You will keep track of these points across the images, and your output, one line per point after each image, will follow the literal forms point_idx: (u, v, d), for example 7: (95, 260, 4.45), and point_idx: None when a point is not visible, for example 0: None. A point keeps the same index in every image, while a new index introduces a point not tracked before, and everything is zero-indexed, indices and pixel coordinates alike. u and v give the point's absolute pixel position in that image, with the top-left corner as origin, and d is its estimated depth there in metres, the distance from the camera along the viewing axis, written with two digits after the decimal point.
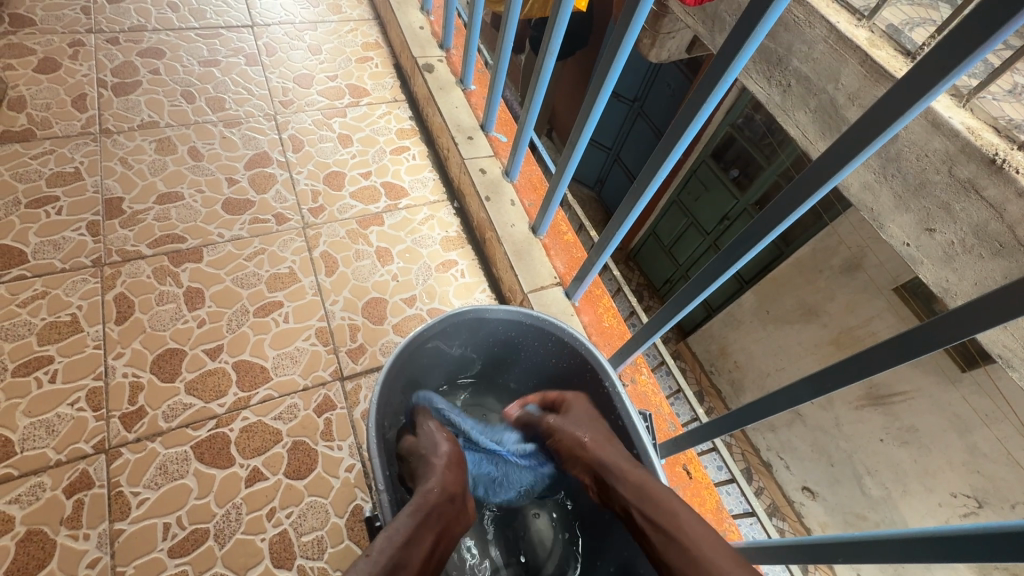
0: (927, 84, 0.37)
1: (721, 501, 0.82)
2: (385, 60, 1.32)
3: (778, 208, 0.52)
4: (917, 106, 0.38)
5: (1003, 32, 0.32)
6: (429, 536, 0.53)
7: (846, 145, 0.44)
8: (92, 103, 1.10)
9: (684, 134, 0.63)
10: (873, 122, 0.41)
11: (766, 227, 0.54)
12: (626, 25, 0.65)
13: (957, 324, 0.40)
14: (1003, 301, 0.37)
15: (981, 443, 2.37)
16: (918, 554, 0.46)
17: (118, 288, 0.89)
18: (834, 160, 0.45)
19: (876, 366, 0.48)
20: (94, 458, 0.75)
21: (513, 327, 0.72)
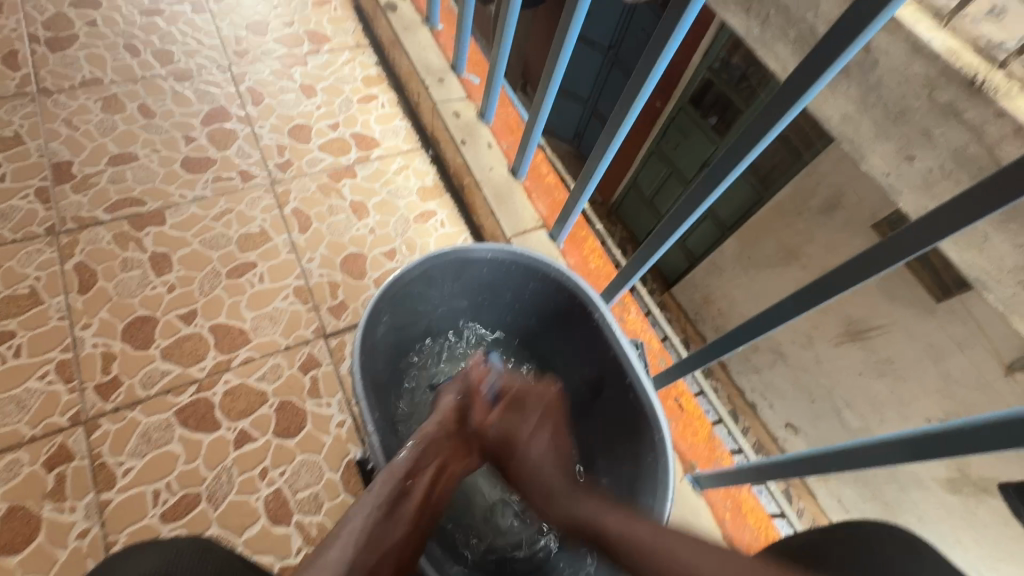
0: None
1: (713, 431, 0.83)
2: (344, 2, 1.23)
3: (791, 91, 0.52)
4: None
5: None
6: (427, 474, 0.58)
7: (859, 15, 0.44)
8: (26, 60, 1.01)
9: (663, 55, 0.62)
10: (872, 7, 0.43)
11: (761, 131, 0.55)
12: None
13: (977, 201, 0.41)
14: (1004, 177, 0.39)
15: (954, 370, 2.47)
16: (911, 454, 0.49)
17: (78, 257, 0.84)
18: (854, 27, 0.45)
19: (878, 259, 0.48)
20: (72, 431, 0.72)
21: (495, 267, 0.70)
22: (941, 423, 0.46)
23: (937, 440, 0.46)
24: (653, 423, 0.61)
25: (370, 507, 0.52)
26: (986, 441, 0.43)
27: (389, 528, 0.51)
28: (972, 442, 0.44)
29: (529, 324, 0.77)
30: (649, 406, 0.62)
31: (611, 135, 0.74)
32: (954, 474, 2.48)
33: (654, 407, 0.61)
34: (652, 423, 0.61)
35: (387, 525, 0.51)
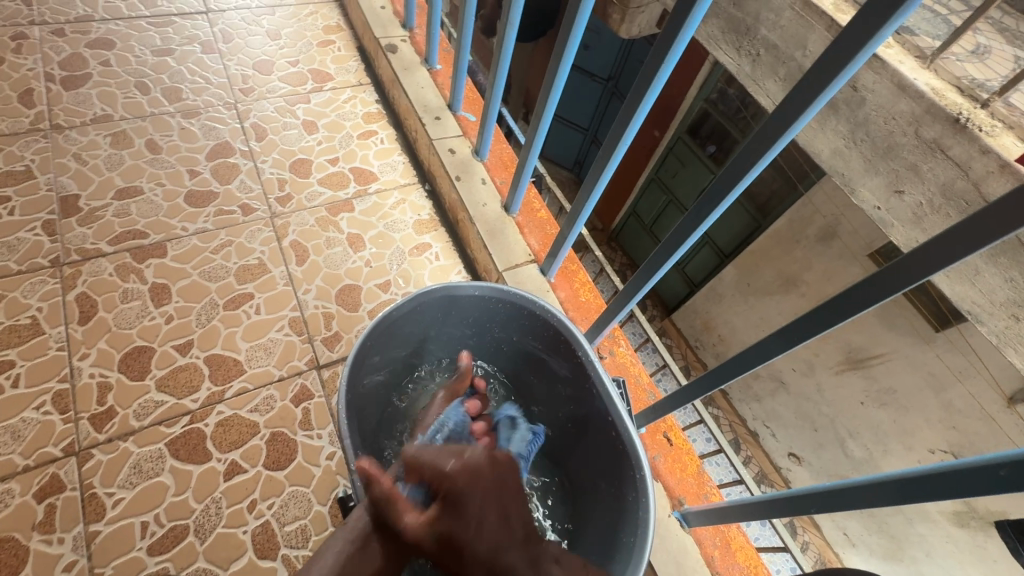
0: (876, 24, 0.39)
1: (702, 466, 0.83)
2: (348, 43, 1.28)
3: (761, 140, 0.52)
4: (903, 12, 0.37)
5: None
6: (412, 520, 0.54)
7: (816, 76, 0.45)
8: (40, 97, 1.05)
9: (644, 100, 0.65)
10: (826, 70, 0.44)
11: (733, 180, 0.57)
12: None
13: (931, 257, 0.40)
14: (946, 240, 0.39)
15: (956, 400, 2.45)
16: (902, 497, 0.46)
17: (80, 288, 0.86)
18: (810, 91, 0.46)
19: (846, 308, 0.48)
20: (65, 461, 0.73)
21: (483, 303, 0.72)
22: (910, 468, 0.45)
23: (915, 484, 0.45)
24: (634, 462, 0.61)
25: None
26: (951, 489, 0.42)
27: None
28: (958, 489, 0.42)
29: (517, 358, 0.79)
30: (632, 444, 0.62)
31: (599, 171, 0.76)
32: (960, 507, 2.43)
33: (636, 446, 0.62)
34: (634, 462, 0.61)
35: None
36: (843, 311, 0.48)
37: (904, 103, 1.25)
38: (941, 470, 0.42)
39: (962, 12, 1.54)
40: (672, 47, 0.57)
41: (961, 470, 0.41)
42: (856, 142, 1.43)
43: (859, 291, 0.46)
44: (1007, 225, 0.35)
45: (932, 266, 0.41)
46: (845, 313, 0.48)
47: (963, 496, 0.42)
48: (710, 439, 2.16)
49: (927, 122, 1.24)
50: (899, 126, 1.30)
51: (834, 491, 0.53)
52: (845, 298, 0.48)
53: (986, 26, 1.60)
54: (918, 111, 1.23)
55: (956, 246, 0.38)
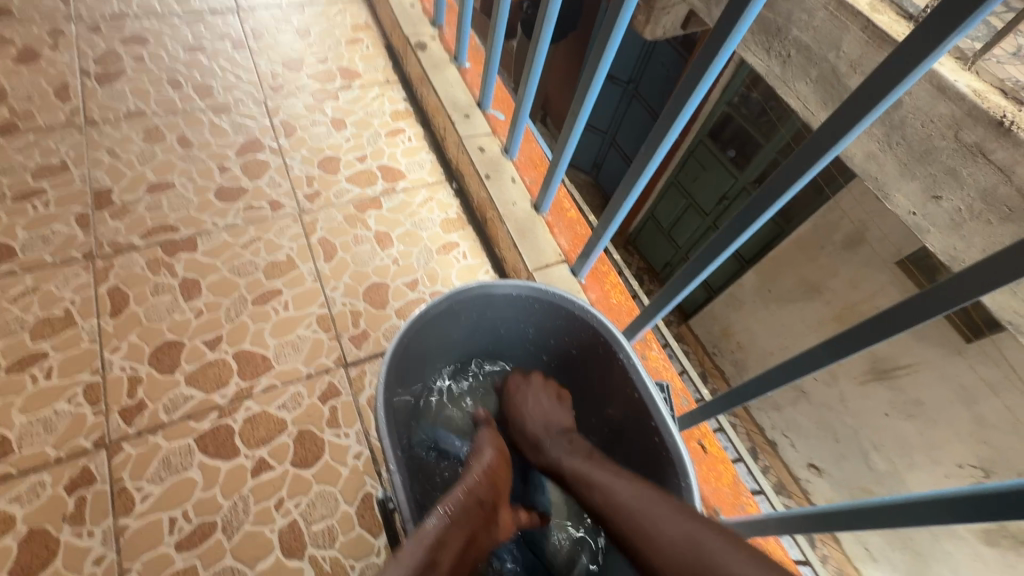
0: (938, 37, 0.38)
1: (738, 475, 0.81)
2: (376, 41, 1.28)
3: (808, 150, 0.51)
4: (973, 20, 0.36)
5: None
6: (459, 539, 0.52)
7: (867, 92, 0.44)
8: (76, 93, 1.06)
9: (681, 111, 0.64)
10: (879, 86, 0.43)
11: (773, 194, 0.56)
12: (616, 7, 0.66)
13: (993, 272, 0.39)
14: (1008, 258, 0.38)
15: (988, 414, 2.38)
16: (965, 517, 0.44)
17: (112, 281, 0.87)
18: (858, 107, 0.45)
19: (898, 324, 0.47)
20: (96, 454, 0.73)
21: (519, 302, 0.70)
22: (981, 484, 0.42)
23: (984, 505, 0.42)
24: (678, 469, 0.59)
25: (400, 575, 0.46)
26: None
27: None
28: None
29: (551, 359, 0.77)
30: (674, 452, 0.60)
31: (633, 179, 0.75)
32: (989, 525, 2.35)
33: (680, 453, 0.60)
34: (678, 470, 0.59)
35: None
36: (899, 322, 0.47)
37: (944, 105, 1.14)
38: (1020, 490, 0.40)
39: (1004, 13, 1.49)
40: (715, 59, 0.56)
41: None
42: (893, 145, 1.32)
43: (915, 305, 0.45)
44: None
45: (993, 281, 0.40)
46: (903, 324, 0.47)
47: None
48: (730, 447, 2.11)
49: (967, 125, 1.13)
50: (938, 129, 1.19)
51: (889, 508, 0.50)
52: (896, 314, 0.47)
53: None
54: (958, 114, 1.12)
55: (1020, 261, 0.38)
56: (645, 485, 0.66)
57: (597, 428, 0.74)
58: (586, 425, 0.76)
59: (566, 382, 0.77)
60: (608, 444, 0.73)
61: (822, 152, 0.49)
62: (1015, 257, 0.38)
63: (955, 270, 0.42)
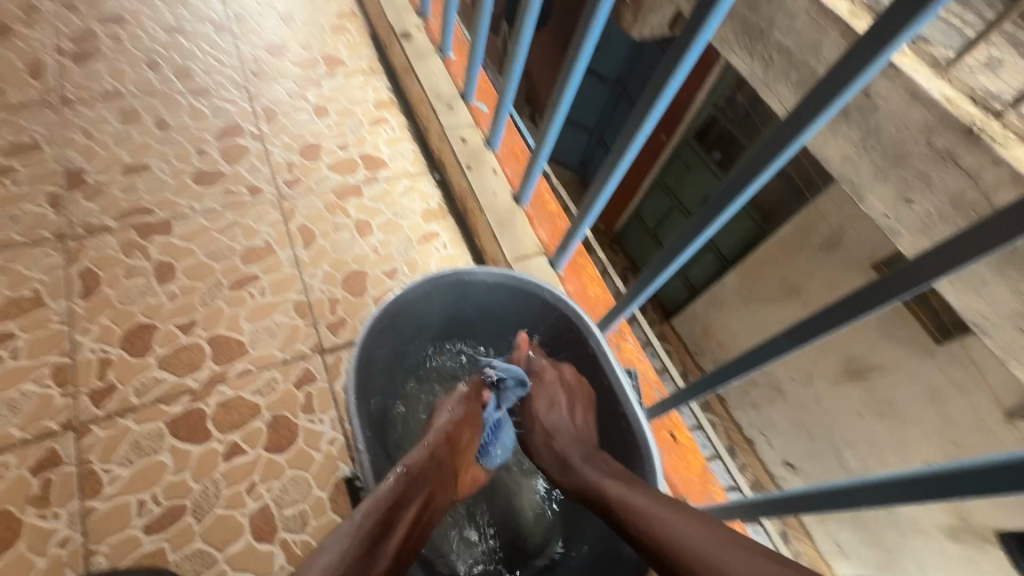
0: (892, 35, 0.39)
1: (706, 464, 0.82)
2: (362, 30, 1.27)
3: (773, 143, 0.52)
4: (921, 18, 0.38)
5: None
6: (416, 501, 0.55)
7: (826, 87, 0.46)
8: (50, 71, 1.04)
9: (655, 106, 0.65)
10: (837, 81, 0.45)
11: (740, 187, 0.57)
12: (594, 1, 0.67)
13: (939, 260, 0.41)
14: (951, 249, 0.40)
15: (955, 414, 2.48)
16: (926, 495, 0.45)
17: (83, 263, 0.85)
18: (819, 101, 0.47)
19: (852, 310, 0.49)
20: (63, 436, 0.72)
21: (496, 289, 0.71)
22: (934, 465, 0.44)
23: (942, 482, 0.43)
24: (644, 455, 0.61)
25: (349, 536, 0.48)
26: (979, 487, 0.41)
27: (370, 563, 0.47)
28: (984, 488, 0.41)
29: None
30: (640, 435, 0.62)
31: (609, 173, 0.76)
32: (955, 521, 2.43)
33: (645, 435, 0.61)
34: (643, 454, 0.61)
35: (369, 558, 0.47)
36: (853, 311, 0.49)
37: (917, 111, 1.18)
38: (978, 467, 0.41)
39: (976, 24, 1.54)
40: (686, 54, 0.57)
41: (992, 467, 0.40)
42: (868, 149, 1.35)
43: (869, 292, 0.47)
44: (1013, 232, 0.37)
45: (937, 269, 0.42)
46: (856, 314, 0.49)
47: (990, 495, 0.41)
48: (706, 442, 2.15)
49: (939, 130, 1.17)
50: (911, 134, 1.23)
51: (855, 487, 0.51)
52: (851, 302, 0.49)
53: (999, 38, 1.61)
54: (931, 121, 1.17)
55: (962, 250, 0.39)
56: None
57: None
58: None
59: None
60: None
61: (785, 144, 0.51)
62: (956, 246, 0.40)
63: (906, 260, 0.43)
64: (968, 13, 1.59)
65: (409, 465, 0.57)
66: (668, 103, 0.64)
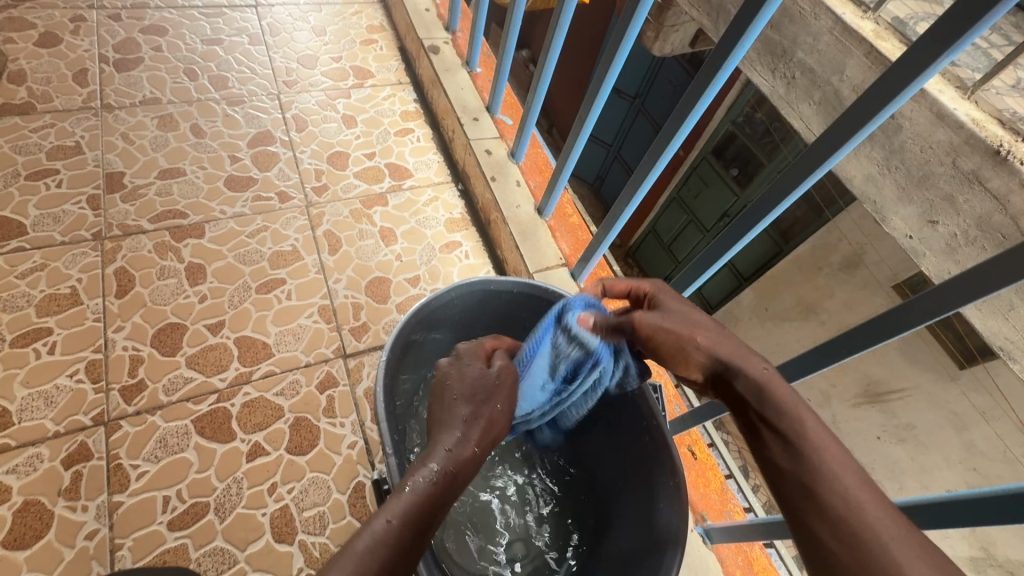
0: (924, 66, 0.40)
1: (725, 481, 0.82)
2: (390, 43, 1.31)
3: (798, 168, 0.53)
4: (956, 47, 0.38)
5: (982, 24, 0.36)
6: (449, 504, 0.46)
7: (854, 115, 0.46)
8: (93, 78, 1.08)
9: (680, 127, 0.66)
10: (866, 108, 0.45)
11: (763, 211, 0.57)
12: (624, 23, 0.68)
13: (968, 288, 0.41)
14: (978, 278, 0.40)
15: (978, 441, 2.45)
16: (939, 520, 0.45)
17: (118, 263, 0.88)
18: (846, 128, 0.47)
19: (871, 339, 0.49)
20: (93, 430, 0.74)
21: (520, 299, 0.72)
22: (947, 492, 0.44)
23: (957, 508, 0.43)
24: (668, 468, 0.59)
25: (381, 540, 0.40)
26: (991, 514, 0.41)
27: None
28: (996, 515, 0.41)
29: None
30: (665, 449, 0.59)
31: (632, 190, 0.77)
32: (977, 553, 2.50)
33: None
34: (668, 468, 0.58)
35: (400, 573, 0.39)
36: (881, 334, 0.48)
37: (942, 132, 1.18)
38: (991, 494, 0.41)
39: (1002, 46, 1.55)
40: (716, 78, 0.58)
41: (992, 495, 0.40)
42: (892, 169, 1.29)
43: (896, 317, 0.46)
44: None
45: (973, 293, 0.41)
46: (876, 340, 0.49)
47: (996, 523, 0.41)
48: None
49: (965, 152, 1.15)
50: (936, 156, 1.20)
51: None
52: (869, 331, 0.49)
53: None
54: (957, 141, 1.16)
55: (997, 276, 0.39)
56: (633, 482, 0.65)
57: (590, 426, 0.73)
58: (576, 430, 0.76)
59: None
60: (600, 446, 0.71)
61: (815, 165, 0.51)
62: (983, 275, 0.40)
63: (930, 286, 0.43)
64: (994, 35, 1.60)
65: (450, 461, 0.47)
66: (694, 125, 0.65)
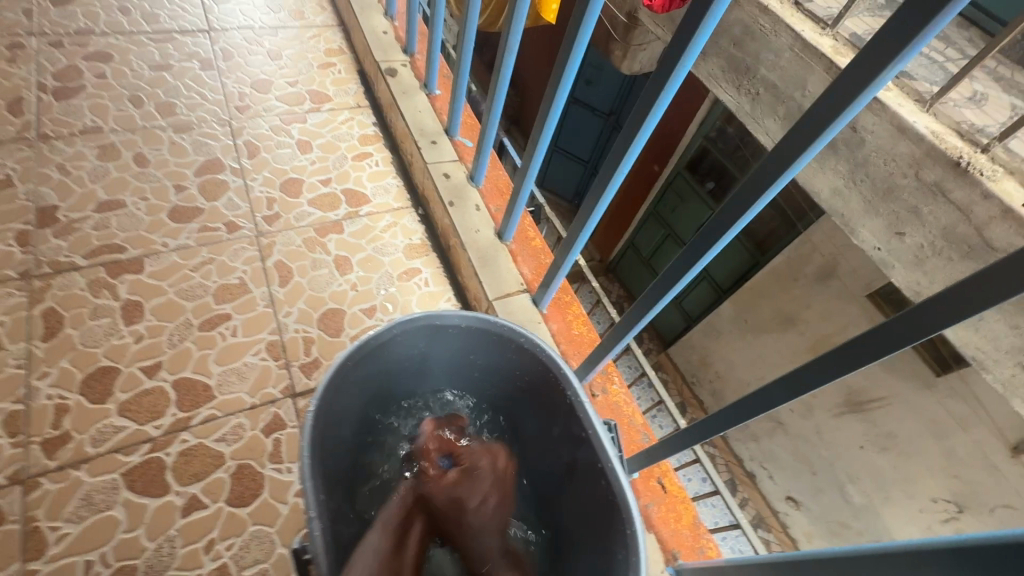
0: (873, 72, 0.36)
1: (699, 515, 0.78)
2: (349, 66, 1.28)
3: (752, 185, 0.49)
4: (909, 52, 0.35)
5: (938, 23, 0.33)
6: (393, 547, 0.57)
7: (808, 125, 0.42)
8: (30, 107, 1.03)
9: (635, 142, 0.63)
10: (818, 119, 0.41)
11: (723, 228, 0.53)
12: (573, 37, 0.65)
13: (937, 310, 0.37)
14: (949, 297, 0.36)
15: (958, 448, 2.46)
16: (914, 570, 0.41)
17: (47, 303, 0.82)
18: (801, 141, 0.43)
19: (841, 363, 0.45)
20: (8, 490, 0.67)
21: (469, 333, 0.67)
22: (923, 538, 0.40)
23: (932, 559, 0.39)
24: (624, 515, 0.54)
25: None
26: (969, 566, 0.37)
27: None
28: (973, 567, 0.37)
29: (505, 394, 0.73)
30: (621, 495, 0.55)
31: (592, 207, 0.74)
32: None
33: (626, 496, 0.55)
34: (624, 515, 0.54)
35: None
36: (849, 358, 0.44)
37: (904, 145, 1.33)
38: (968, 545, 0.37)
39: (957, 60, 1.59)
40: (666, 90, 0.55)
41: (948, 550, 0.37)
42: (857, 181, 1.50)
43: (866, 339, 0.42)
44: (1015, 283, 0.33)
45: (941, 319, 0.37)
46: (849, 365, 0.44)
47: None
48: (706, 480, 2.06)
49: (928, 165, 1.31)
50: (900, 168, 1.37)
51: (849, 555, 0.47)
52: (837, 354, 0.45)
53: (981, 74, 1.66)
54: (918, 154, 1.31)
55: (968, 295, 0.35)
56: (591, 528, 0.61)
57: (549, 463, 0.69)
58: (538, 465, 0.71)
59: (518, 417, 0.73)
60: (557, 486, 0.68)
61: (768, 182, 0.47)
62: (950, 295, 0.36)
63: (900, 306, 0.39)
64: (948, 49, 1.65)
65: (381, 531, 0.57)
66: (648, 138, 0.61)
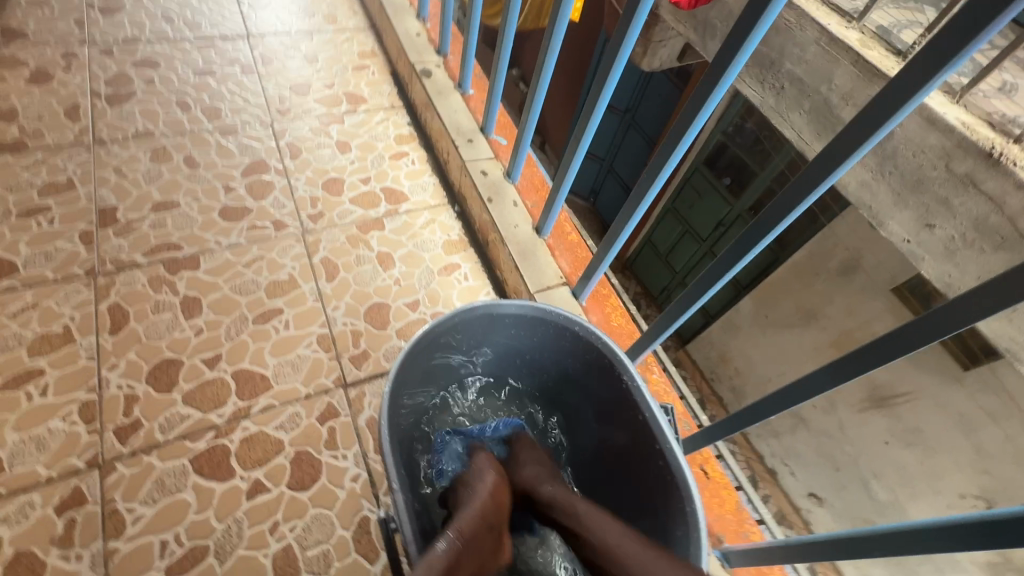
0: (921, 78, 0.38)
1: (740, 501, 0.79)
2: (382, 68, 1.31)
3: (796, 188, 0.50)
4: (958, 59, 0.36)
5: (987, 31, 0.34)
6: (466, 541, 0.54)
7: (854, 130, 0.43)
8: (85, 113, 1.08)
9: (678, 144, 0.64)
10: (863, 123, 0.42)
11: (764, 229, 0.54)
12: (619, 42, 0.68)
13: (982, 304, 0.38)
14: (992, 291, 0.37)
15: (987, 443, 2.44)
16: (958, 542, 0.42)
17: (112, 298, 0.86)
18: (846, 144, 0.44)
19: (886, 355, 0.46)
20: (87, 474, 0.72)
21: (523, 322, 0.70)
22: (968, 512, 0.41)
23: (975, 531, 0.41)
24: (682, 494, 0.57)
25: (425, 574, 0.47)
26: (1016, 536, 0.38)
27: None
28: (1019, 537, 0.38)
29: (556, 379, 0.76)
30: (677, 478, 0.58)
31: (631, 207, 0.76)
32: (995, 557, 2.51)
33: (684, 476, 0.57)
34: (681, 494, 0.57)
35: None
36: (894, 351, 0.45)
37: (934, 136, 1.31)
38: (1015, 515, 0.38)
39: (987, 51, 1.58)
40: (712, 94, 0.57)
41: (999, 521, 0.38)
42: (885, 175, 1.55)
43: (910, 333, 0.43)
44: None
45: (987, 311, 0.38)
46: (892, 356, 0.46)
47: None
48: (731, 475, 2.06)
49: (958, 156, 1.29)
50: (930, 160, 1.37)
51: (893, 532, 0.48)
52: (881, 348, 0.46)
53: (1012, 64, 1.64)
54: (948, 145, 1.29)
55: (1013, 289, 0.36)
56: (645, 509, 0.64)
57: (601, 448, 0.72)
58: (589, 448, 0.74)
59: (571, 403, 0.76)
60: (609, 469, 0.71)
61: (815, 182, 0.48)
62: (996, 289, 0.37)
63: (942, 300, 0.41)
64: None
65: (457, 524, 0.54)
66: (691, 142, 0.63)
